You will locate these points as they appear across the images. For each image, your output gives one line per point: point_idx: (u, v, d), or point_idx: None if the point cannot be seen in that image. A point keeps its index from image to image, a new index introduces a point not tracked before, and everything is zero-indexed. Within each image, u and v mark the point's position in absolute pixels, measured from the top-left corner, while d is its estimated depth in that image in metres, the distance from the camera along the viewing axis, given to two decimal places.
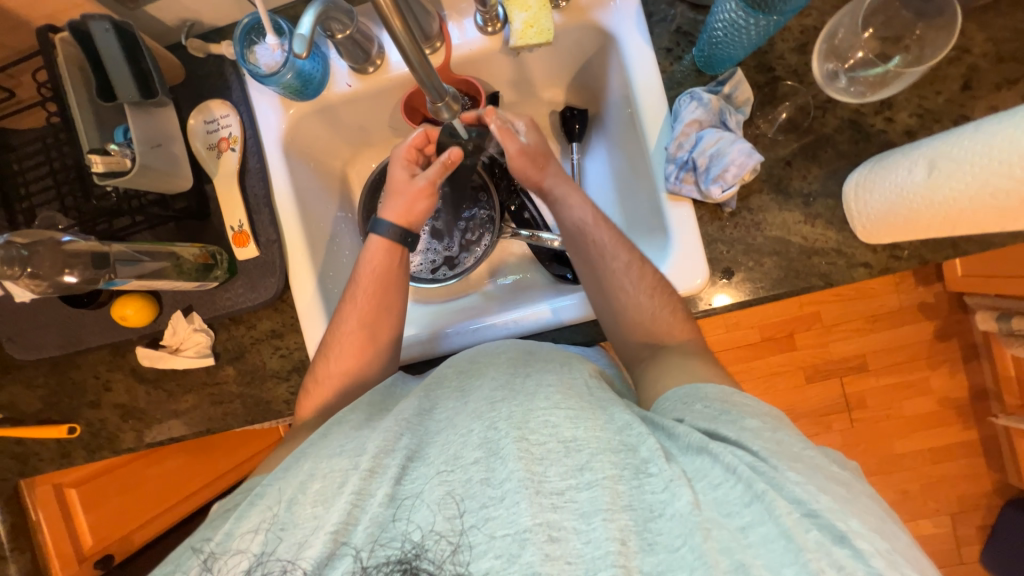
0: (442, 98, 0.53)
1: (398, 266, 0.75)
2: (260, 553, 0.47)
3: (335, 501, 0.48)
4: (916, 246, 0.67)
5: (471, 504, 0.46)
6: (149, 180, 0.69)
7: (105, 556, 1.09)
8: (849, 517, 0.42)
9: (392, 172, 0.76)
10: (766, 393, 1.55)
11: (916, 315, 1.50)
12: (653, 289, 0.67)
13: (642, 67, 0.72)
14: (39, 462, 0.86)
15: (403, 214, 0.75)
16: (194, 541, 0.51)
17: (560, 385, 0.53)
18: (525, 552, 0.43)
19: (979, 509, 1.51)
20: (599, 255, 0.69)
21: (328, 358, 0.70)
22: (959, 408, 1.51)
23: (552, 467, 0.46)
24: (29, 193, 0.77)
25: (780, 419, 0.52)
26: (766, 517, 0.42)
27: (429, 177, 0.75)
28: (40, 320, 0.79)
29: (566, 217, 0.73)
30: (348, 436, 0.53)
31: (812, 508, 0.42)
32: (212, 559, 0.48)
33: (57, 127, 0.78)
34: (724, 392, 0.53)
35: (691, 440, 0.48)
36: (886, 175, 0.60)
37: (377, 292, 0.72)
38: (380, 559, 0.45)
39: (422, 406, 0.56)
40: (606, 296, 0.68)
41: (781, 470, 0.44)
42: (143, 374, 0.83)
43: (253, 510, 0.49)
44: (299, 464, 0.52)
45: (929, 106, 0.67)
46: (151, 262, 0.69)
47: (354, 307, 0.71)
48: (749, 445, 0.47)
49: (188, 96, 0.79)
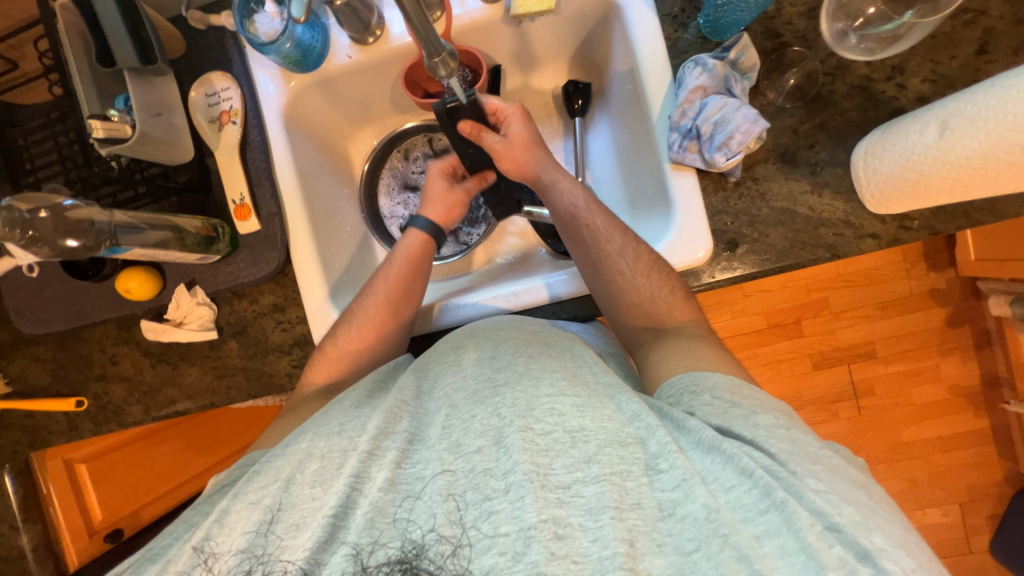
0: (439, 53, 0.52)
1: (433, 259, 0.77)
2: (254, 534, 0.46)
3: (333, 483, 0.47)
4: (928, 216, 0.65)
5: (472, 496, 0.44)
6: (151, 148, 0.70)
7: (115, 530, 1.08)
8: (872, 532, 0.40)
9: (431, 185, 0.80)
10: (773, 379, 1.53)
11: (927, 301, 1.47)
12: (649, 270, 0.66)
13: (645, 36, 0.70)
14: (47, 435, 0.87)
15: (441, 217, 0.79)
16: (192, 517, 0.53)
17: (565, 372, 0.52)
18: (529, 551, 0.41)
19: (989, 498, 1.49)
20: (592, 238, 0.69)
21: (350, 327, 0.71)
22: (970, 396, 1.49)
23: (558, 459, 0.45)
24: (35, 167, 0.78)
25: (789, 417, 0.51)
26: (785, 527, 0.40)
27: (467, 188, 0.80)
28: (48, 294, 0.80)
29: (555, 201, 0.73)
30: (347, 413, 0.54)
31: (833, 522, 0.40)
32: (210, 533, 0.48)
33: (61, 101, 0.78)
34: (732, 383, 0.53)
35: (702, 436, 0.46)
36: (897, 139, 0.58)
37: (408, 278, 0.73)
38: (379, 560, 0.42)
39: (421, 385, 0.57)
40: (602, 277, 0.68)
41: (800, 477, 0.43)
42: (149, 348, 0.84)
43: (251, 487, 0.50)
44: (297, 441, 0.53)
45: (943, 71, 0.65)
46: (153, 232, 0.70)
47: (383, 285, 0.73)
48: (766, 449, 0.45)
49: (188, 69, 0.79)
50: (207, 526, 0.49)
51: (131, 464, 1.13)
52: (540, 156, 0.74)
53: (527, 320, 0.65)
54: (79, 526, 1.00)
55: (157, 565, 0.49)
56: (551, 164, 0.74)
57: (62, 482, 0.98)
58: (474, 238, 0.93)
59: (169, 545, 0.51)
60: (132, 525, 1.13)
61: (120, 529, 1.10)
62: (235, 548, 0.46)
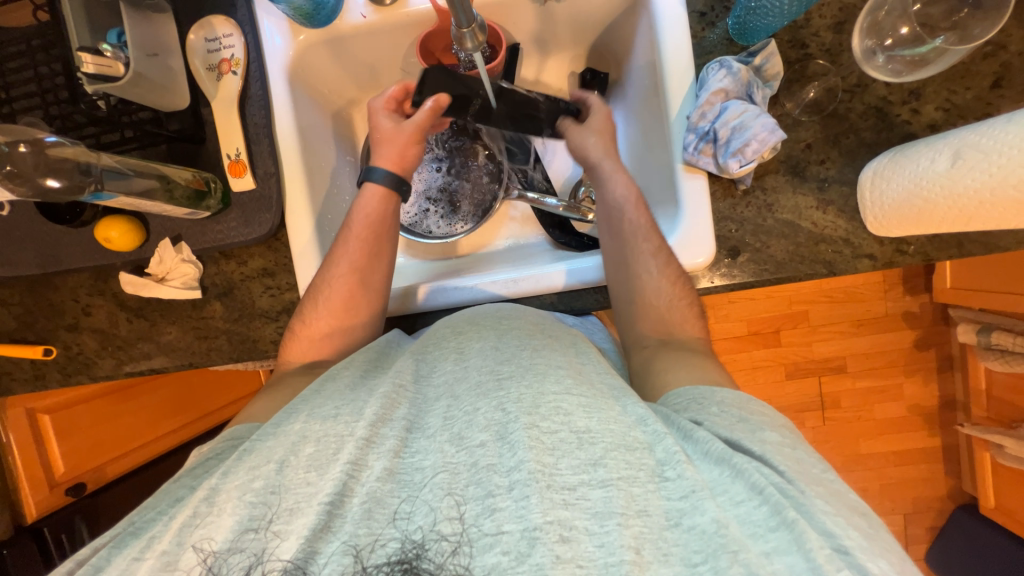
0: (468, 23, 0.50)
1: (393, 214, 0.74)
2: (247, 519, 0.44)
3: (330, 468, 0.46)
4: (923, 243, 0.67)
5: (474, 492, 0.44)
6: (143, 92, 0.66)
7: (79, 484, 1.04)
8: (878, 558, 0.41)
9: (378, 121, 0.75)
10: (747, 384, 1.57)
11: (900, 323, 1.53)
12: (673, 280, 0.66)
13: (673, 30, 0.68)
14: (10, 383, 0.83)
15: (397, 161, 0.75)
16: (175, 489, 0.51)
17: (569, 369, 0.53)
18: (534, 552, 0.41)
19: (931, 511, 1.58)
20: (631, 237, 0.68)
21: (317, 303, 0.69)
22: (928, 415, 1.57)
23: (564, 459, 0.45)
24: (11, 97, 0.72)
25: (793, 434, 0.53)
26: (794, 546, 0.41)
27: (418, 123, 0.74)
28: (19, 236, 0.75)
29: (605, 194, 0.73)
30: (343, 395, 0.53)
31: (843, 544, 0.42)
32: (197, 513, 0.46)
33: (43, 28, 0.72)
34: (739, 399, 0.54)
35: (712, 448, 0.47)
36: (906, 165, 0.59)
37: (368, 239, 0.71)
38: (379, 559, 0.42)
39: (419, 369, 0.56)
40: (629, 280, 0.67)
41: (808, 497, 0.44)
42: (126, 301, 0.80)
43: (240, 467, 0.48)
44: (292, 422, 0.51)
45: (957, 101, 0.66)
46: (139, 180, 0.66)
47: (344, 254, 0.70)
48: (775, 466, 0.47)
49: (186, 8, 0.74)
50: (194, 505, 0.46)
51: (99, 417, 1.09)
52: (605, 143, 0.75)
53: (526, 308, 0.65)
54: (40, 476, 0.98)
55: (141, 540, 0.47)
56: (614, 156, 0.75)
57: (22, 431, 0.96)
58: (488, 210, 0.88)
59: (154, 519, 0.49)
60: (98, 480, 1.09)
61: (84, 484, 1.05)
62: (223, 538, 0.44)
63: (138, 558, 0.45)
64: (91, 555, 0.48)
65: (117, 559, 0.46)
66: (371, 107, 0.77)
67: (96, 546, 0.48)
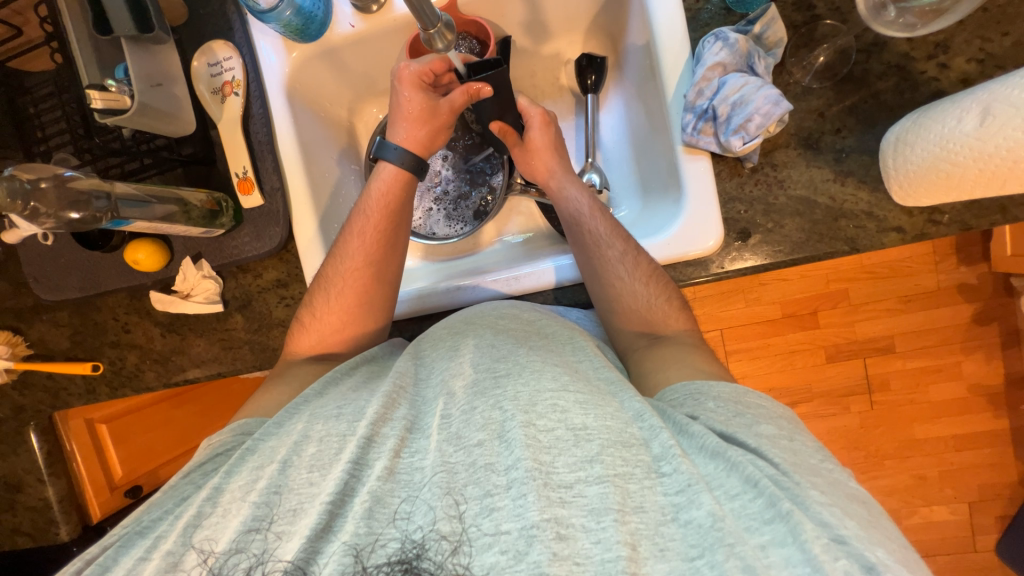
0: (434, 24, 0.50)
1: (407, 195, 0.74)
2: (252, 519, 0.46)
3: (332, 468, 0.48)
4: (959, 210, 0.61)
5: (473, 491, 0.44)
6: (151, 121, 0.70)
7: (134, 487, 1.14)
8: (876, 546, 0.39)
9: (406, 96, 0.72)
10: (783, 369, 1.50)
11: (954, 296, 1.40)
12: (648, 277, 0.64)
13: (665, 6, 0.65)
14: (68, 397, 0.91)
15: (415, 141, 0.74)
16: (182, 488, 0.54)
17: (566, 368, 0.52)
18: (532, 550, 0.40)
19: (1000, 499, 1.45)
20: (593, 245, 0.67)
21: (328, 297, 0.70)
22: (992, 395, 1.44)
23: (560, 458, 0.45)
24: (46, 136, 0.78)
25: (795, 424, 0.50)
26: (789, 538, 0.39)
27: (453, 102, 0.72)
28: (63, 262, 0.82)
29: (563, 208, 0.73)
30: (345, 398, 0.55)
31: (840, 534, 0.39)
32: (201, 514, 0.49)
33: (67, 70, 0.77)
34: (737, 392, 0.51)
35: (707, 442, 0.46)
36: (931, 127, 0.53)
37: (381, 227, 0.71)
38: (379, 560, 0.42)
39: (418, 372, 0.57)
40: (602, 283, 0.66)
41: (804, 488, 0.42)
42: (159, 318, 0.86)
43: (242, 468, 0.52)
44: (293, 423, 0.55)
45: (993, 50, 0.60)
46: (160, 206, 0.70)
47: (355, 245, 0.71)
48: (770, 458, 0.44)
49: (190, 38, 0.78)
50: (198, 506, 0.50)
51: (148, 425, 1.18)
52: (552, 164, 0.77)
53: (524, 305, 0.65)
54: (102, 482, 1.05)
55: (147, 540, 0.50)
56: (570, 177, 0.76)
57: (84, 441, 1.01)
58: (490, 210, 0.87)
59: (160, 518, 0.52)
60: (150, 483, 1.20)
61: (139, 487, 1.15)
62: (229, 539, 0.46)
63: (145, 557, 0.48)
64: (99, 553, 0.51)
65: (124, 558, 0.50)
66: (400, 71, 0.71)
67: (104, 545, 0.51)
